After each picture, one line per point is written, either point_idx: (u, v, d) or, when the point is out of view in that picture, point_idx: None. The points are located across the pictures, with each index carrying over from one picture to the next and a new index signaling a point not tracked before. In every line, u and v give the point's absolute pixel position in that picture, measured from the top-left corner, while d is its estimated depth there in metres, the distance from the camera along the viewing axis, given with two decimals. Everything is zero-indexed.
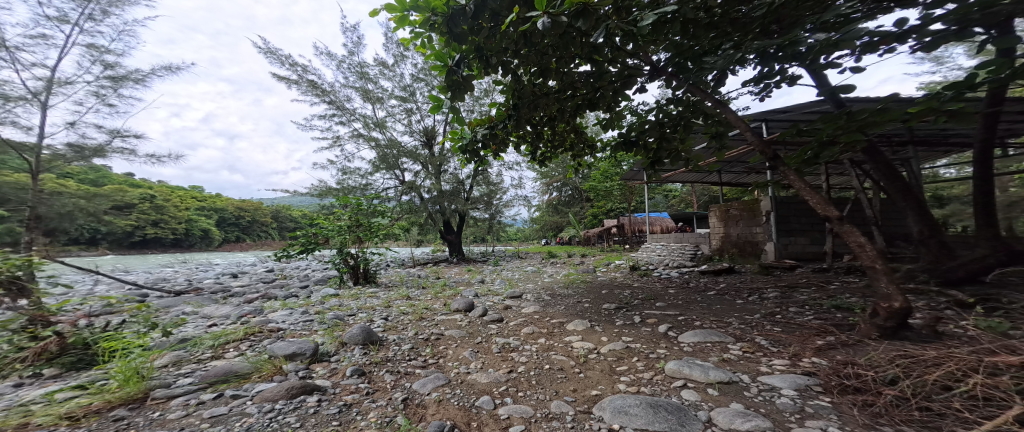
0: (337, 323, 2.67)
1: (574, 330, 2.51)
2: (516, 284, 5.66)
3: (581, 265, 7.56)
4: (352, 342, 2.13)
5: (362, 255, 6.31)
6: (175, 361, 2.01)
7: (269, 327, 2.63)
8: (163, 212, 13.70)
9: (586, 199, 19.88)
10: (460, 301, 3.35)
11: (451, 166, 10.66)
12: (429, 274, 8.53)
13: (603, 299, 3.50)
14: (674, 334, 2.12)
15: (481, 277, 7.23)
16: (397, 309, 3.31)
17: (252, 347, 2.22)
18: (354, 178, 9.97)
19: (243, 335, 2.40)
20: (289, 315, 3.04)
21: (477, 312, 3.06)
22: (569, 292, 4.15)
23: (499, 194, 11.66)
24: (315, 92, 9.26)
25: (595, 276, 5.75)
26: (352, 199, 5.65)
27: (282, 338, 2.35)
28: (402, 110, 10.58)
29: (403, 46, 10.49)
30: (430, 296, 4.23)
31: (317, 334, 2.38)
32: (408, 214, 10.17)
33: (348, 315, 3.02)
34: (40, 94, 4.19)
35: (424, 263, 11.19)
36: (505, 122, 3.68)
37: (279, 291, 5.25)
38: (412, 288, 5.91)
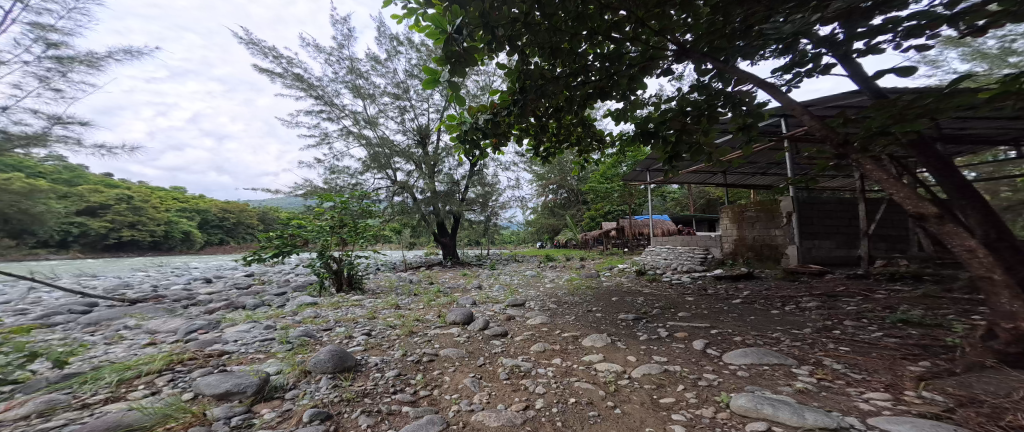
0: (304, 343, 2.25)
1: (593, 348, 2.17)
2: (516, 290, 5.31)
3: (583, 269, 7.25)
4: (317, 370, 1.72)
5: (348, 259, 5.87)
6: (40, 411, 1.54)
7: (207, 351, 2.20)
8: (140, 214, 13.06)
9: (582, 202, 19.67)
10: (456, 312, 2.98)
11: (445, 166, 10.27)
12: (421, 279, 8.10)
13: (616, 308, 3.18)
14: (716, 353, 1.79)
15: (478, 282, 6.84)
16: (383, 321, 2.91)
17: (174, 382, 1.78)
18: (342, 178, 9.53)
19: (161, 366, 1.96)
20: (249, 331, 2.62)
21: (478, 324, 2.69)
22: (575, 300, 3.80)
23: (495, 196, 11.27)
24: (301, 85, 8.78)
25: (599, 281, 5.45)
26: (337, 198, 5.23)
27: (225, 367, 1.92)
28: (395, 108, 10.17)
29: (396, 41, 10.10)
30: (422, 305, 3.83)
31: (281, 359, 1.97)
32: (400, 216, 9.74)
33: (321, 330, 2.61)
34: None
35: (416, 266, 10.75)
36: (509, 109, 3.35)
37: (252, 299, 4.78)
38: (403, 295, 5.50)
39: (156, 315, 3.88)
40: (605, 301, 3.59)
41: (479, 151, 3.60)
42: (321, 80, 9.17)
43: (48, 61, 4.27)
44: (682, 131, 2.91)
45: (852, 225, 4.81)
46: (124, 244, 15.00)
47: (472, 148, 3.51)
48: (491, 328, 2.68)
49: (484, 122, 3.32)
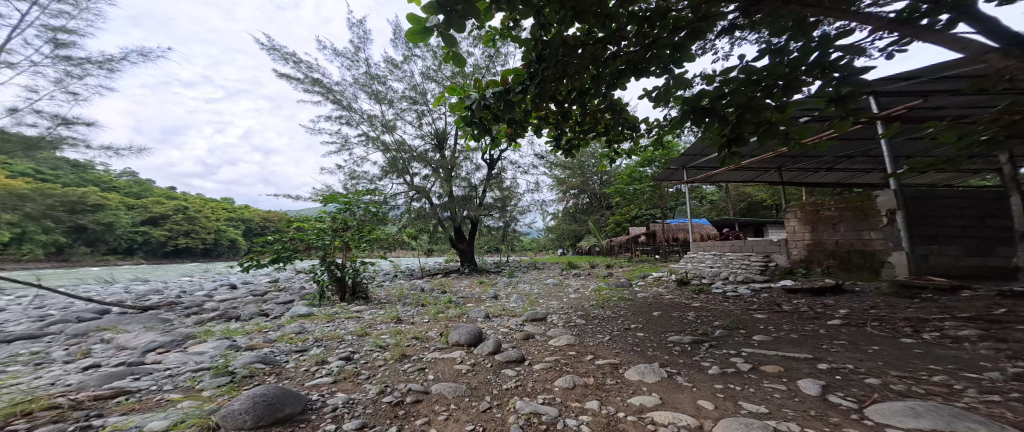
0: (251, 374, 2.46)
1: (641, 384, 1.70)
2: (536, 300, 4.79)
3: (612, 278, 6.65)
4: (230, 426, 1.73)
5: (353, 266, 5.55)
6: None
7: (78, 396, 2.04)
8: (191, 222, 14.00)
9: (607, 207, 19.14)
10: (459, 333, 3.12)
11: (463, 170, 9.93)
12: (435, 287, 7.69)
13: (661, 327, 2.56)
14: (860, 422, 1.30)
15: (496, 291, 6.35)
16: (375, 341, 3.30)
17: None
18: (361, 184, 9.39)
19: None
20: (190, 357, 2.75)
21: (482, 348, 2.75)
22: (606, 314, 3.23)
23: (514, 200, 10.79)
24: (319, 89, 8.69)
25: (633, 290, 4.84)
26: (339, 198, 4.92)
27: (99, 419, 1.83)
28: (413, 112, 9.98)
29: (412, 44, 9.99)
30: (427, 319, 4.27)
31: (178, 408, 1.93)
32: (416, 221, 9.47)
33: (292, 352, 2.96)
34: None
35: (433, 273, 10.43)
36: (525, 84, 2.86)
37: (249, 309, 4.49)
38: (409, 306, 5.10)
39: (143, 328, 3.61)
40: (650, 315, 3.01)
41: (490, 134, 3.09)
42: (340, 85, 9.09)
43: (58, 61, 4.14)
44: (748, 106, 2.29)
45: (985, 228, 4.21)
46: (169, 250, 15.90)
47: (482, 132, 3.05)
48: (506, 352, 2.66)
49: (494, 97, 2.85)
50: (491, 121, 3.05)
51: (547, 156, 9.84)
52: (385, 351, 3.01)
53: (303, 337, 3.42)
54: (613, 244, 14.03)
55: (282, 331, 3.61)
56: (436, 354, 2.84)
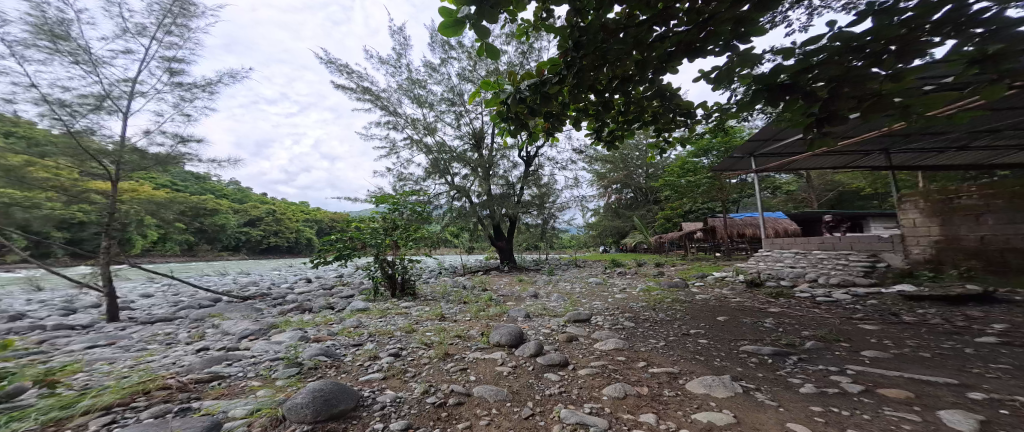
0: (312, 368, 2.64)
1: (709, 399, 1.82)
2: (578, 300, 4.73)
3: (660, 275, 6.40)
4: (295, 418, 1.89)
5: (402, 263, 5.88)
6: None
7: (182, 380, 2.35)
8: (279, 223, 16.06)
9: (655, 199, 18.61)
10: (499, 333, 3.28)
11: (500, 169, 10.21)
12: (475, 284, 7.85)
13: (733, 343, 2.58)
14: None
15: (538, 289, 6.36)
16: (421, 338, 3.44)
17: (123, 419, 1.88)
18: (408, 185, 9.86)
19: (116, 399, 2.04)
20: (271, 346, 3.10)
21: (522, 351, 2.90)
22: (660, 315, 3.37)
23: (551, 197, 10.71)
24: (368, 96, 9.21)
25: (684, 291, 4.57)
26: (387, 199, 5.24)
27: (193, 403, 2.07)
28: (451, 113, 10.31)
29: (447, 47, 10.29)
30: (468, 317, 4.45)
31: (256, 396, 2.17)
32: (457, 220, 9.71)
33: (354, 346, 3.21)
34: (117, 97, 4.68)
35: (474, 270, 10.78)
36: (561, 75, 2.91)
37: (317, 302, 4.98)
38: (451, 304, 5.29)
39: (239, 316, 4.22)
40: (697, 323, 3.08)
41: (526, 128, 3.32)
42: (386, 92, 9.55)
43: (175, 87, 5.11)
44: (845, 79, 2.08)
45: None
46: (263, 250, 18.44)
47: (518, 126, 3.20)
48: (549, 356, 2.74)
49: (529, 89, 2.88)
50: (524, 115, 3.17)
51: (585, 151, 9.65)
52: (432, 348, 3.13)
53: (363, 331, 3.65)
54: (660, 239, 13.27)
55: (346, 325, 3.88)
56: (481, 354, 2.98)
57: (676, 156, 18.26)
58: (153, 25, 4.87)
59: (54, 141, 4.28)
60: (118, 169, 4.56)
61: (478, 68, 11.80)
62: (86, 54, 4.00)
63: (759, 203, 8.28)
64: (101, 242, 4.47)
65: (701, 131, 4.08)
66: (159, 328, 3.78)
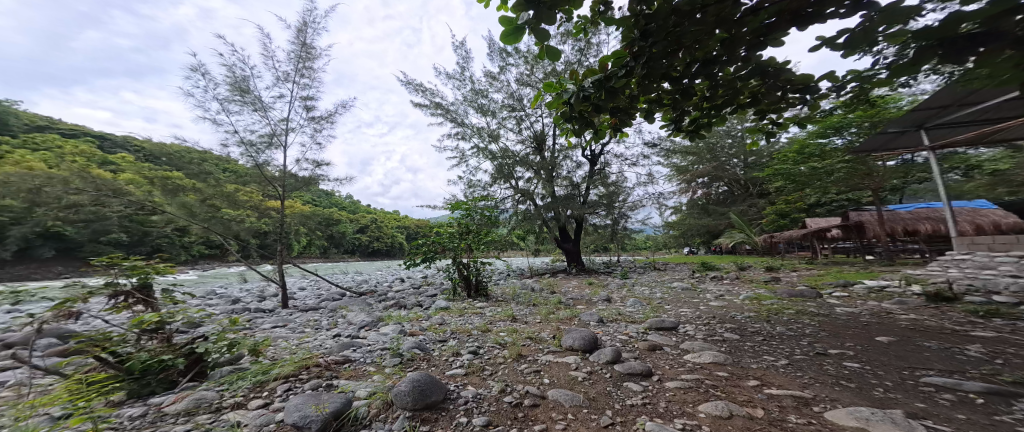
0: (409, 359, 3.35)
1: (747, 400, 2.02)
2: (661, 308, 4.51)
3: (752, 289, 5.88)
4: (399, 403, 2.35)
5: (475, 264, 6.03)
6: (188, 409, 2.51)
7: (328, 360, 3.37)
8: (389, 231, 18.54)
9: (756, 196, 17.16)
10: (571, 338, 3.56)
11: (564, 170, 10.06)
12: (543, 287, 7.75)
13: (820, 362, 2.47)
14: None
15: (618, 293, 6.12)
16: (493, 338, 3.92)
17: (282, 393, 2.72)
18: (477, 191, 10.10)
19: (284, 374, 2.99)
20: (366, 352, 3.68)
21: (593, 357, 3.09)
22: (782, 330, 3.27)
23: (622, 196, 10.22)
24: (440, 111, 9.66)
25: (790, 312, 4.03)
26: (461, 205, 5.46)
27: (331, 382, 2.90)
28: (513, 119, 10.45)
29: (505, 54, 10.53)
30: (534, 322, 4.66)
31: (371, 381, 2.86)
32: (523, 223, 9.74)
33: (438, 342, 3.85)
34: (276, 135, 7.44)
35: (541, 273, 10.84)
36: (628, 67, 2.96)
37: (406, 313, 5.47)
38: (523, 310, 5.40)
39: (360, 323, 5.12)
40: (843, 343, 2.88)
41: (591, 125, 3.37)
42: (454, 104, 9.92)
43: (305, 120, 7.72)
44: None
45: None
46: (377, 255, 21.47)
47: (583, 125, 3.29)
48: (626, 364, 2.87)
49: (593, 87, 2.98)
50: (591, 112, 3.27)
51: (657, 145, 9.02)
52: (506, 348, 3.54)
53: (446, 328, 4.37)
54: (770, 239, 12.27)
55: (432, 322, 4.70)
56: (553, 357, 3.25)
57: (792, 141, 15.85)
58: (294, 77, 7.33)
59: (249, 172, 7.16)
60: (283, 190, 7.36)
61: (535, 70, 11.80)
62: (260, 116, 6.55)
63: (942, 194, 6.84)
64: (278, 248, 7.13)
65: (823, 111, 3.49)
66: (314, 325, 5.39)
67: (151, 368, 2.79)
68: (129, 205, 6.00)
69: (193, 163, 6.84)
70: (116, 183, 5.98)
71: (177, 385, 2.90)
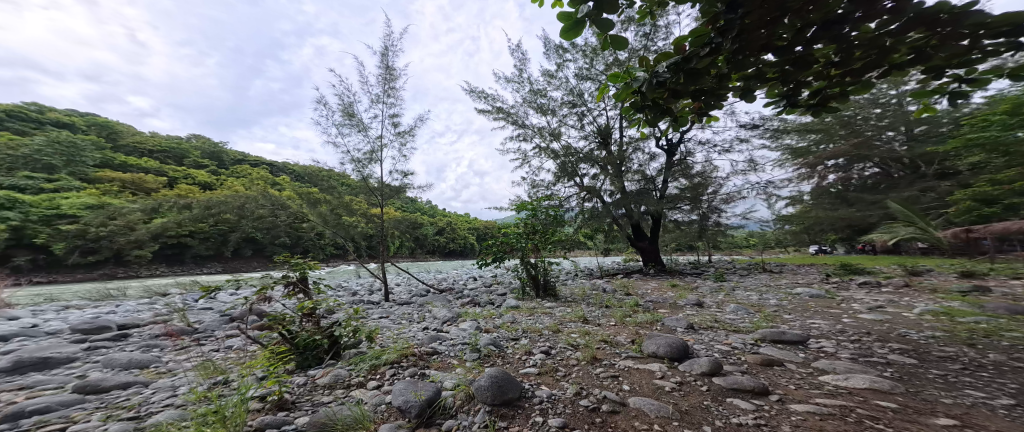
0: (488, 353, 3.71)
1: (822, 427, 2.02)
2: (772, 322, 4.04)
3: (885, 302, 4.93)
4: (480, 398, 2.61)
5: (542, 264, 6.11)
6: (332, 383, 3.17)
7: (422, 351, 3.79)
8: None
9: None
10: (655, 344, 3.55)
11: (635, 163, 9.46)
12: (616, 288, 7.38)
13: (932, 390, 2.28)
14: None
15: (714, 297, 5.53)
16: (565, 339, 4.08)
17: (391, 378, 3.17)
18: (541, 190, 10.02)
19: (394, 358, 3.51)
20: (451, 346, 3.99)
21: (685, 367, 3.07)
22: (1000, 359, 2.68)
23: (711, 188, 9.26)
24: (501, 115, 9.77)
25: (962, 338, 3.23)
26: (526, 205, 5.61)
27: (426, 370, 3.34)
28: (574, 115, 10.20)
29: (561, 51, 10.38)
30: (611, 324, 4.74)
31: (457, 373, 3.20)
32: (590, 221, 9.38)
33: (512, 340, 4.13)
34: (376, 151, 8.28)
35: (614, 273, 10.34)
36: (714, 45, 2.72)
37: (476, 310, 5.72)
38: (594, 312, 5.49)
39: (445, 316, 5.51)
40: None
41: (667, 113, 3.28)
42: (514, 107, 9.97)
43: (396, 137, 8.49)
44: None
45: None
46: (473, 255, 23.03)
47: (658, 113, 3.24)
48: (730, 378, 2.79)
49: (670, 71, 2.85)
50: (667, 97, 3.15)
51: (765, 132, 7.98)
52: (579, 350, 3.68)
53: (518, 327, 4.57)
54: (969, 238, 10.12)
55: (505, 320, 4.94)
56: (634, 362, 3.31)
57: None
58: (382, 98, 8.39)
59: (354, 183, 8.15)
60: (382, 198, 8.27)
61: (596, 63, 11.39)
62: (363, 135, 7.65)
63: None
64: (382, 248, 8.35)
65: None
66: (418, 315, 5.85)
67: (310, 345, 3.54)
68: (292, 215, 7.99)
69: (325, 179, 7.96)
70: (283, 199, 7.99)
71: (324, 360, 3.66)
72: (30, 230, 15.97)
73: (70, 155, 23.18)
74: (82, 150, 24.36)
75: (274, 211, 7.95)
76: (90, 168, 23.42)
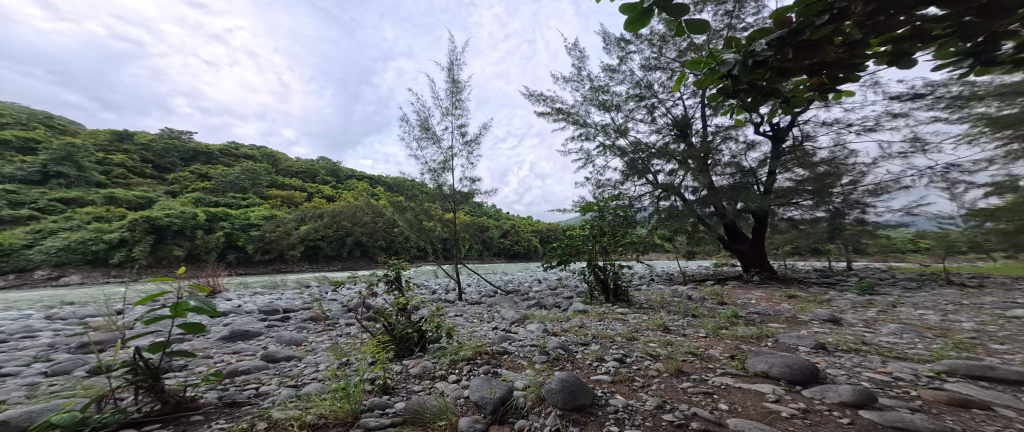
0: (557, 357, 3.51)
1: None
2: (948, 351, 3.20)
3: None
4: (550, 400, 2.46)
5: (612, 268, 5.89)
6: (422, 373, 3.20)
7: (496, 349, 3.74)
8: None
9: None
10: (765, 362, 3.04)
11: (725, 154, 8.56)
12: (706, 297, 6.55)
13: None
14: None
15: (857, 316, 4.58)
16: (644, 348, 3.75)
17: (470, 373, 3.12)
18: (607, 190, 9.60)
19: (470, 354, 3.48)
20: (522, 346, 3.88)
21: (813, 393, 2.57)
22: None
23: (846, 178, 7.75)
24: (561, 116, 9.51)
25: None
26: (592, 206, 5.49)
27: (498, 369, 3.23)
28: (643, 109, 9.54)
29: (623, 43, 9.79)
30: (706, 336, 4.24)
31: (526, 374, 3.03)
32: (668, 222, 8.67)
33: (579, 344, 3.91)
34: (449, 160, 8.56)
35: (702, 279, 9.37)
36: None
37: (543, 312, 5.61)
38: (676, 321, 4.94)
39: (512, 315, 5.52)
40: None
41: (771, 95, 2.63)
42: (575, 107, 9.68)
43: (463, 146, 8.75)
44: None
45: None
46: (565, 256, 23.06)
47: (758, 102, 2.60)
48: (893, 415, 2.20)
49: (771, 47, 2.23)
50: (770, 82, 2.49)
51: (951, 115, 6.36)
52: (660, 361, 3.35)
53: (587, 331, 4.35)
54: None
55: (572, 323, 4.76)
56: (735, 381, 2.89)
57: None
58: (448, 111, 8.70)
59: (428, 190, 8.47)
60: (455, 203, 8.56)
61: (666, 51, 10.51)
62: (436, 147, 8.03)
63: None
64: (454, 249, 8.59)
65: None
66: (487, 313, 5.91)
67: (405, 336, 3.67)
68: (387, 220, 8.84)
69: (410, 188, 8.49)
70: (379, 207, 8.87)
71: (414, 352, 3.75)
72: (236, 235, 20.59)
73: (253, 179, 29.13)
74: (262, 174, 30.44)
75: (375, 217, 8.91)
76: (263, 185, 29.59)
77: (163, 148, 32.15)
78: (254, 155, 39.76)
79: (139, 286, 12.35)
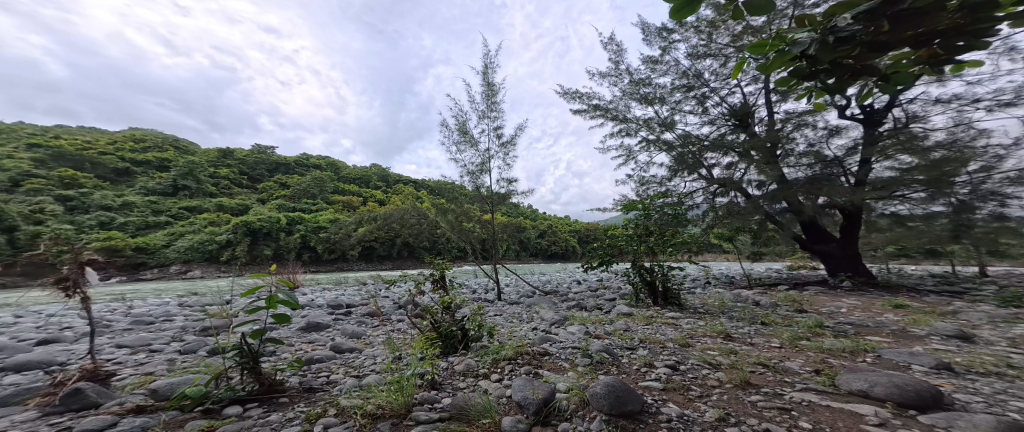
0: (601, 361, 3.27)
1: None
2: None
3: None
4: (597, 405, 2.26)
5: (661, 269, 5.50)
6: (466, 371, 3.14)
7: (539, 349, 3.60)
8: None
9: None
10: (861, 380, 2.63)
11: (796, 144, 7.74)
12: (781, 303, 5.86)
13: None
14: None
15: (997, 333, 3.83)
16: (703, 355, 3.40)
17: (513, 375, 2.98)
18: (652, 187, 9.04)
19: (513, 354, 3.36)
20: (564, 347, 3.70)
21: (935, 421, 2.12)
22: None
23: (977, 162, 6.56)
24: (600, 113, 9.11)
25: None
26: (637, 204, 5.16)
27: (539, 371, 3.05)
28: (692, 100, 8.89)
29: (665, 32, 9.21)
30: (776, 347, 3.75)
31: (569, 378, 2.84)
32: (726, 219, 7.97)
33: (627, 348, 3.66)
34: (487, 162, 8.53)
35: (772, 283, 8.50)
36: None
37: (585, 315, 5.38)
38: (740, 328, 4.48)
39: (552, 316, 5.35)
40: None
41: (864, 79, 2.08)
42: (614, 102, 9.26)
43: (501, 148, 8.67)
44: None
45: None
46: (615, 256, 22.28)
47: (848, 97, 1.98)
48: None
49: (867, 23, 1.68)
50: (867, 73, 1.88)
51: None
52: (722, 371, 3.02)
53: (633, 336, 4.06)
54: None
55: (616, 326, 4.48)
56: (823, 398, 2.49)
57: None
58: (486, 113, 8.69)
59: (468, 193, 8.52)
60: (494, 204, 8.53)
61: (716, 37, 9.75)
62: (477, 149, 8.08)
63: None
64: (494, 250, 8.58)
65: None
66: (524, 314, 5.78)
67: (450, 334, 3.67)
68: (431, 223, 9.03)
69: (452, 191, 8.60)
70: (422, 209, 9.09)
71: (457, 350, 3.71)
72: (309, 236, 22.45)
73: (319, 186, 31.33)
74: (327, 182, 32.89)
75: (419, 219, 9.18)
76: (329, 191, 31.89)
77: (252, 162, 36.02)
78: (321, 165, 42.68)
79: (224, 283, 13.85)
